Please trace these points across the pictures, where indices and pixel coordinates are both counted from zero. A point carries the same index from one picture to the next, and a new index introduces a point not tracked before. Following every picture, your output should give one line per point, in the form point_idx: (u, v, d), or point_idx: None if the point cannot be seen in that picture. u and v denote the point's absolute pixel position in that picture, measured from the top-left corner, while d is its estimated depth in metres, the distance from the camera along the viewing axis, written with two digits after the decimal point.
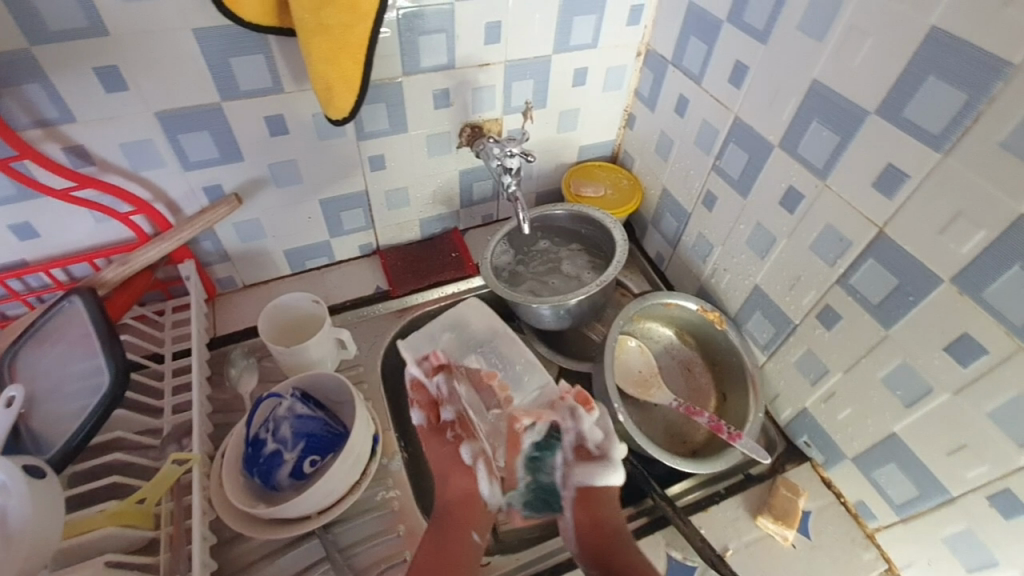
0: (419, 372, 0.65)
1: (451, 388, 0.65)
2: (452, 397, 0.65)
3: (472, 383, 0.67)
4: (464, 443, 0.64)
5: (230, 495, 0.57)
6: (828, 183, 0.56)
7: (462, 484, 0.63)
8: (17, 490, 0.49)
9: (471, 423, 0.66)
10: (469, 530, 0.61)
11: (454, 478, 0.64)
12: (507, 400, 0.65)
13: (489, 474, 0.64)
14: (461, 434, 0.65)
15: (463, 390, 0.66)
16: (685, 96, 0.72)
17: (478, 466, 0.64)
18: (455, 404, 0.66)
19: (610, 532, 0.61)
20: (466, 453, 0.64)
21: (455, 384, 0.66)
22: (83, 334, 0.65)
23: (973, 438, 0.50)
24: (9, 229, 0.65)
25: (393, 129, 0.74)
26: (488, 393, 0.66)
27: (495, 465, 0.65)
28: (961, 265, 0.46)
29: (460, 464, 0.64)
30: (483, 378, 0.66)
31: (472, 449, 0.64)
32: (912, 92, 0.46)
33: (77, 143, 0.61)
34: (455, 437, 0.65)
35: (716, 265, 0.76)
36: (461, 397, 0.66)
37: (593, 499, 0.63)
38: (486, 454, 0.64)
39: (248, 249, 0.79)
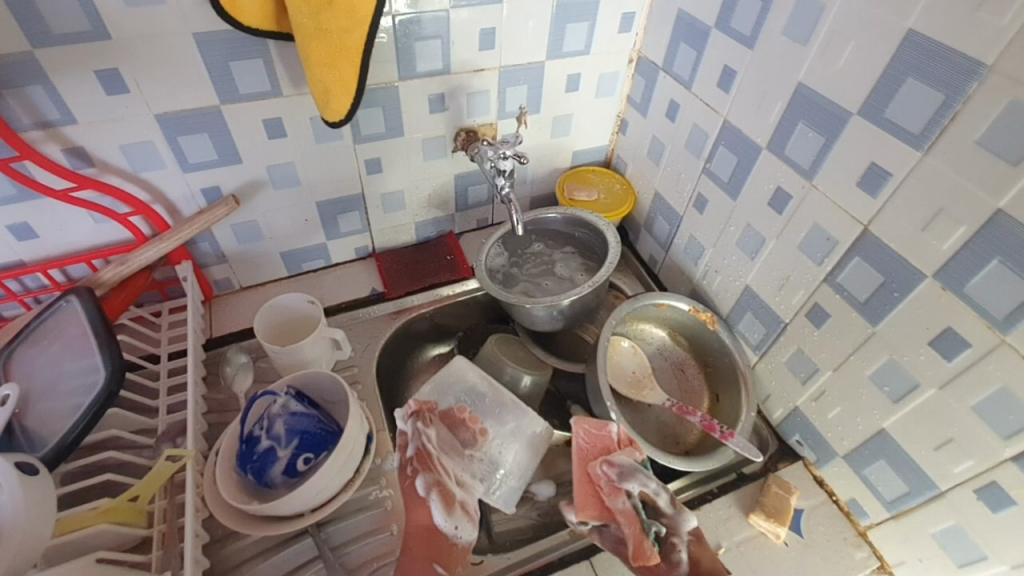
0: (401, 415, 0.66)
1: (418, 428, 0.64)
2: (418, 435, 0.64)
3: (444, 424, 0.66)
4: (419, 474, 0.62)
5: (223, 492, 0.57)
6: (814, 184, 0.57)
7: (420, 515, 0.61)
8: (9, 486, 0.49)
9: (432, 459, 0.63)
10: (430, 561, 0.58)
11: (412, 510, 0.61)
12: (484, 433, 0.65)
13: (444, 507, 0.60)
14: (418, 468, 0.62)
15: (433, 429, 0.65)
16: (676, 101, 0.74)
17: (431, 497, 0.60)
18: (418, 443, 0.64)
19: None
20: (420, 484, 0.61)
21: (421, 424, 0.64)
22: (79, 333, 0.65)
23: (959, 433, 0.51)
24: (7, 229, 0.65)
25: (389, 133, 0.75)
26: (462, 428, 0.66)
27: (451, 497, 0.61)
28: (943, 261, 0.47)
29: (415, 495, 0.61)
30: (457, 415, 0.66)
31: (426, 480, 0.61)
32: (892, 93, 0.47)
33: (77, 144, 0.62)
34: (412, 472, 0.62)
35: (707, 267, 0.77)
36: (427, 436, 0.64)
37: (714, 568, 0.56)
38: (441, 486, 0.61)
39: (245, 251, 0.80)
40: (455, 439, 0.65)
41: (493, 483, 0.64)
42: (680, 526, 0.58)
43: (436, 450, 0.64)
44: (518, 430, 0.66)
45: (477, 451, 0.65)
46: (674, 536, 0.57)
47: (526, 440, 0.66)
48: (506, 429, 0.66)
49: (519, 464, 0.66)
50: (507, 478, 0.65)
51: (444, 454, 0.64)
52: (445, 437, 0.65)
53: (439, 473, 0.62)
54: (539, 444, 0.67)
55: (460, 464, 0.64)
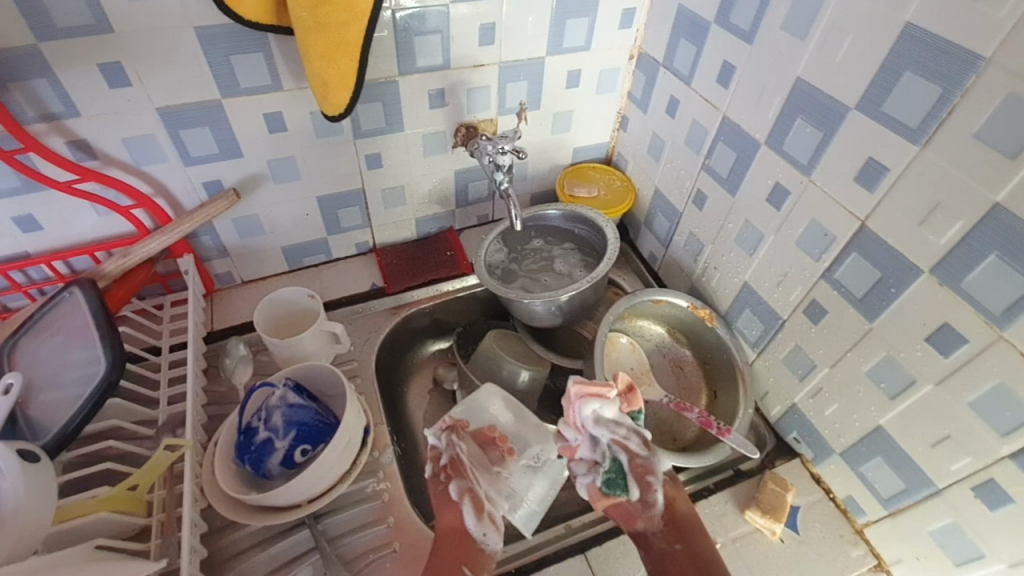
0: (433, 428, 0.63)
1: (452, 440, 0.61)
2: (452, 446, 0.61)
3: (477, 443, 0.62)
4: (452, 481, 0.58)
5: (221, 482, 0.57)
6: (812, 179, 0.57)
7: (449, 518, 0.56)
8: (10, 473, 0.50)
9: (464, 467, 0.59)
10: (459, 564, 0.53)
11: (441, 514, 0.57)
12: (513, 452, 0.63)
13: (477, 511, 0.56)
14: (451, 475, 0.58)
15: (465, 442, 0.61)
16: (676, 98, 0.74)
17: (465, 503, 0.56)
18: (450, 452, 0.60)
19: (687, 516, 0.56)
20: (452, 489, 0.57)
21: (454, 436, 0.61)
22: (82, 324, 0.66)
23: (956, 430, 0.51)
24: (12, 221, 0.66)
25: (389, 128, 0.75)
26: (492, 446, 0.62)
27: (484, 504, 0.57)
28: (941, 256, 0.47)
29: (447, 501, 0.57)
30: (488, 433, 0.63)
31: (459, 486, 0.57)
32: (890, 87, 0.47)
33: (81, 137, 0.62)
34: (445, 479, 0.58)
35: (707, 263, 0.77)
36: (461, 448, 0.61)
37: (683, 502, 0.58)
38: (474, 492, 0.57)
39: (246, 245, 0.81)
40: (484, 454, 0.62)
41: (515, 503, 0.62)
42: (652, 466, 0.56)
43: (469, 459, 0.60)
44: (541, 455, 0.64)
45: (504, 469, 0.61)
46: (649, 476, 0.55)
47: (546, 470, 0.65)
48: (531, 451, 0.64)
49: (540, 489, 0.65)
50: (530, 500, 0.63)
51: (476, 465, 0.60)
52: (477, 451, 0.62)
53: (471, 480, 0.58)
54: (555, 476, 0.66)
55: (487, 481, 0.60)
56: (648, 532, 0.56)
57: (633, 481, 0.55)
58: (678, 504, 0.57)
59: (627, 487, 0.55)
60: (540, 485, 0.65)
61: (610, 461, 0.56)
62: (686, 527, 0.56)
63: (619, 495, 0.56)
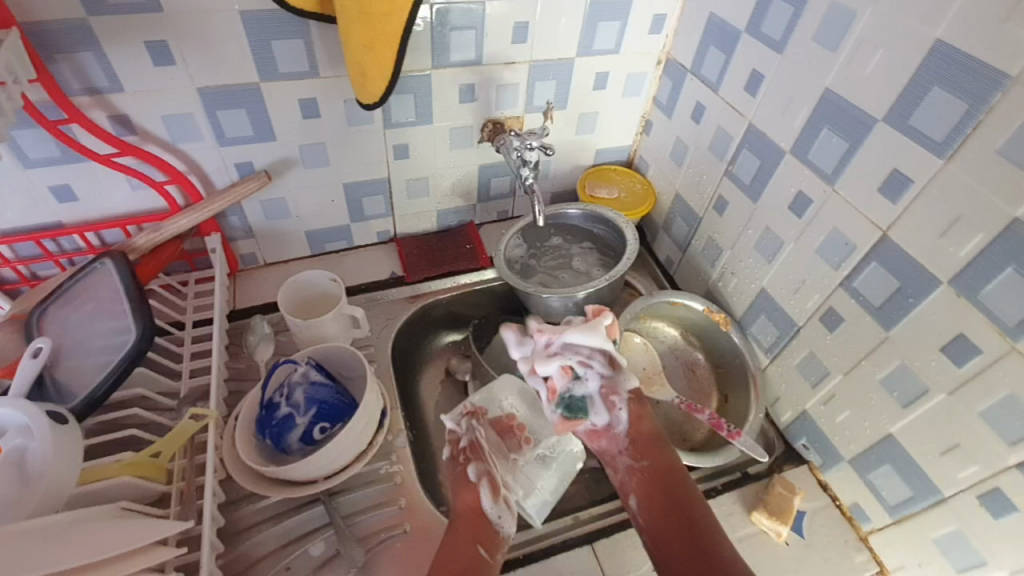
0: (453, 414, 0.67)
1: (471, 424, 0.65)
2: (471, 430, 0.64)
3: (494, 429, 0.67)
4: (470, 462, 0.61)
5: (241, 454, 0.59)
6: (835, 189, 0.58)
7: (466, 498, 0.59)
8: (40, 432, 0.51)
9: (482, 450, 0.63)
10: (473, 542, 0.55)
11: (459, 494, 0.59)
12: (528, 441, 0.67)
13: (492, 493, 0.59)
14: (469, 457, 0.61)
15: (483, 428, 0.66)
16: (702, 104, 0.75)
17: (482, 484, 0.59)
18: (469, 435, 0.64)
19: (653, 435, 0.62)
20: (471, 470, 0.60)
21: (473, 420, 0.65)
22: (111, 294, 0.67)
23: (965, 439, 0.52)
24: (49, 190, 0.68)
25: (418, 120, 0.77)
26: (509, 434, 0.66)
27: (499, 486, 0.60)
28: (960, 267, 0.48)
29: (464, 482, 0.60)
30: (506, 421, 0.67)
31: (477, 468, 0.60)
32: (917, 101, 0.48)
33: (122, 112, 0.64)
34: (463, 460, 0.62)
35: (724, 268, 0.78)
36: (480, 433, 0.65)
37: (649, 420, 0.63)
38: (491, 475, 0.60)
39: (272, 228, 0.82)
40: (504, 439, 0.66)
41: (528, 491, 0.64)
42: (622, 389, 0.63)
43: (486, 442, 0.64)
44: (557, 446, 0.67)
45: (519, 456, 0.66)
46: (614, 395, 0.63)
47: (560, 462, 0.67)
48: (548, 441, 0.67)
49: (552, 480, 0.66)
50: (541, 491, 0.65)
51: (492, 450, 0.64)
52: (494, 436, 0.66)
53: (488, 463, 0.61)
54: (569, 468, 0.68)
55: (504, 467, 0.64)
56: (614, 450, 0.62)
57: (601, 404, 0.63)
58: (643, 422, 0.63)
59: (589, 411, 0.63)
60: (552, 476, 0.66)
61: (582, 387, 0.62)
62: (650, 443, 0.61)
63: (583, 417, 0.63)
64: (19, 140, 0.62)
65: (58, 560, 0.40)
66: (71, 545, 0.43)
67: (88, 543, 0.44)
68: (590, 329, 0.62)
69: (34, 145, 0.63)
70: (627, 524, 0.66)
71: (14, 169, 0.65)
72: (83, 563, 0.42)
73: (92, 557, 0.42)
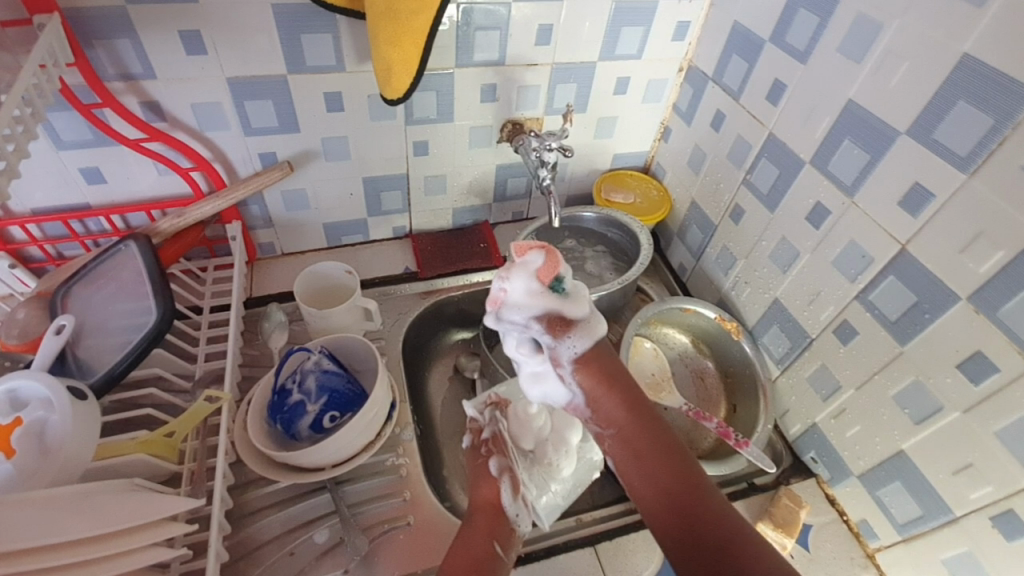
0: (478, 403, 0.68)
1: (495, 415, 0.65)
2: (494, 421, 0.65)
3: (520, 422, 0.65)
4: (493, 456, 0.61)
5: (253, 438, 0.60)
6: (855, 202, 0.58)
7: (485, 493, 0.58)
8: (60, 406, 0.52)
9: (504, 443, 0.63)
10: (490, 538, 0.54)
11: (478, 488, 0.59)
12: (554, 447, 0.65)
13: (512, 490, 0.58)
14: (492, 450, 0.62)
15: (507, 420, 0.65)
16: (722, 111, 0.75)
17: (503, 480, 0.59)
18: (492, 427, 0.64)
19: (616, 394, 0.55)
20: (492, 464, 0.60)
21: (497, 413, 0.66)
22: (134, 276, 0.69)
23: (979, 458, 0.51)
24: (79, 172, 0.70)
25: (439, 117, 0.78)
26: (535, 432, 0.65)
27: (520, 485, 0.59)
28: (979, 284, 0.48)
29: (485, 475, 0.60)
30: (528, 418, 0.65)
31: (499, 462, 0.60)
32: (942, 115, 0.48)
33: (154, 99, 0.66)
34: (485, 453, 0.62)
35: (737, 277, 0.78)
36: (504, 425, 0.65)
37: (607, 377, 0.56)
38: (512, 471, 0.60)
39: (291, 219, 0.84)
40: (529, 430, 0.65)
41: (543, 491, 0.64)
42: (567, 357, 0.57)
43: (510, 436, 0.64)
44: (581, 453, 0.67)
45: (540, 457, 0.64)
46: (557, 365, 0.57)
47: (580, 467, 0.67)
48: (574, 446, 0.66)
49: (567, 484, 0.66)
50: (554, 493, 0.65)
51: (515, 443, 0.64)
52: (519, 423, 0.65)
53: (510, 458, 0.61)
54: (584, 476, 0.68)
55: (523, 465, 0.63)
56: (584, 416, 0.58)
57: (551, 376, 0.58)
58: (600, 381, 0.56)
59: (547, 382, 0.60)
60: (570, 480, 0.66)
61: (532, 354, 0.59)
62: (613, 402, 0.55)
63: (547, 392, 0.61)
64: (54, 122, 0.64)
65: (73, 529, 0.42)
66: (81, 516, 0.44)
67: (103, 514, 0.45)
68: (520, 288, 0.57)
69: (68, 127, 0.65)
70: (629, 530, 0.66)
71: (47, 150, 0.67)
72: (96, 533, 0.43)
73: (106, 528, 0.44)
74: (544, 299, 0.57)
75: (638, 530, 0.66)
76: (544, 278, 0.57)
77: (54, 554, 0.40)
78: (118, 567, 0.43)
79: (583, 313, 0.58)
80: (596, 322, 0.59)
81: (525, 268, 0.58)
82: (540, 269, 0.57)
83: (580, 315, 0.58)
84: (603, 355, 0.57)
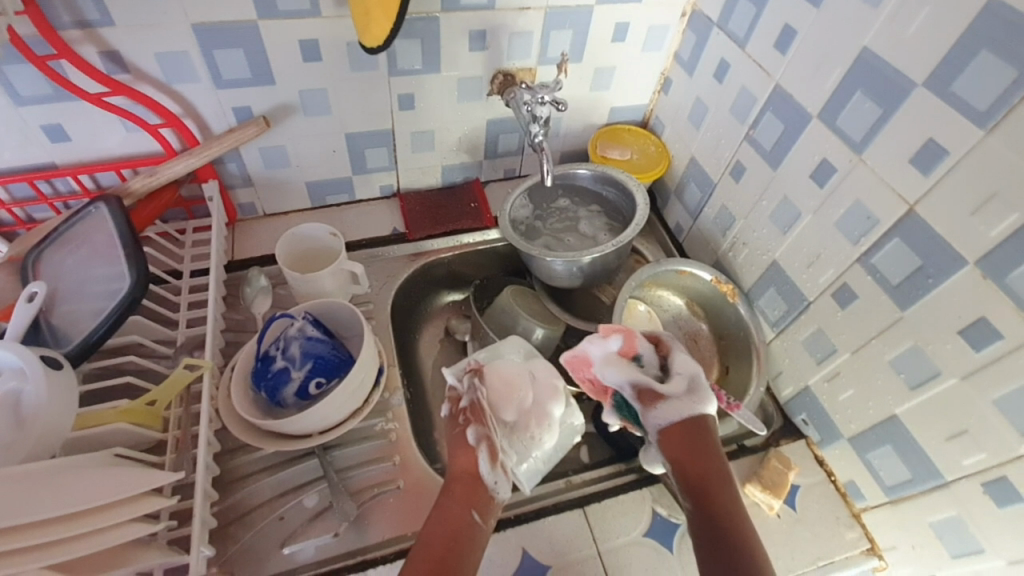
0: (458, 369, 0.65)
1: (474, 383, 0.63)
2: (473, 389, 0.62)
3: (502, 390, 0.62)
4: (470, 425, 0.60)
5: (237, 406, 0.58)
6: (863, 159, 0.55)
7: (463, 462, 0.58)
8: (34, 377, 0.51)
9: (483, 412, 0.61)
10: (468, 507, 0.56)
11: (457, 455, 0.59)
12: (539, 418, 0.62)
13: (490, 459, 0.58)
14: (470, 419, 0.60)
15: (487, 386, 0.63)
16: (726, 61, 0.70)
17: (481, 449, 0.59)
18: (471, 395, 0.62)
19: (707, 461, 0.56)
20: (470, 434, 0.59)
21: (476, 380, 0.63)
22: (106, 239, 0.66)
23: (974, 424, 0.50)
24: (41, 129, 0.65)
25: (425, 68, 0.73)
26: (517, 401, 0.62)
27: (498, 453, 0.59)
28: (989, 248, 0.46)
29: (462, 445, 0.60)
30: (511, 386, 0.63)
31: (477, 432, 0.59)
32: (963, 66, 0.45)
33: (114, 49, 0.61)
34: (463, 422, 0.61)
35: (735, 238, 0.75)
36: (483, 392, 0.62)
37: (697, 447, 0.56)
38: (491, 440, 0.59)
39: (271, 177, 0.80)
40: (510, 400, 0.62)
41: (524, 457, 0.62)
42: (653, 426, 0.58)
43: (489, 403, 0.61)
44: (564, 418, 0.66)
45: (520, 425, 0.62)
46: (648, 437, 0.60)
47: (562, 433, 0.66)
48: (556, 417, 0.63)
49: (547, 450, 0.64)
50: (536, 458, 0.63)
51: (495, 410, 0.61)
52: (500, 390, 0.62)
53: (489, 426, 0.60)
54: (565, 441, 0.67)
55: (502, 432, 0.61)
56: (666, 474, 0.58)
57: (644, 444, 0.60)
58: (691, 450, 0.56)
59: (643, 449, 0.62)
60: (553, 445, 0.64)
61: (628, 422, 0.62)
62: (698, 465, 0.55)
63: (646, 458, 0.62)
64: (8, 75, 0.59)
65: (39, 511, 0.41)
66: (41, 495, 0.42)
67: (77, 490, 0.44)
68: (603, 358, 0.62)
69: (23, 80, 0.60)
70: (619, 492, 0.66)
71: (4, 105, 0.62)
72: (61, 513, 0.42)
73: (72, 508, 0.43)
74: (628, 371, 0.60)
75: (627, 493, 0.66)
76: (627, 353, 0.62)
77: (11, 538, 0.40)
78: (81, 549, 0.43)
79: (675, 388, 0.59)
80: (694, 397, 0.59)
81: (608, 344, 0.63)
82: (624, 346, 0.63)
83: (670, 390, 0.59)
84: (702, 434, 0.57)
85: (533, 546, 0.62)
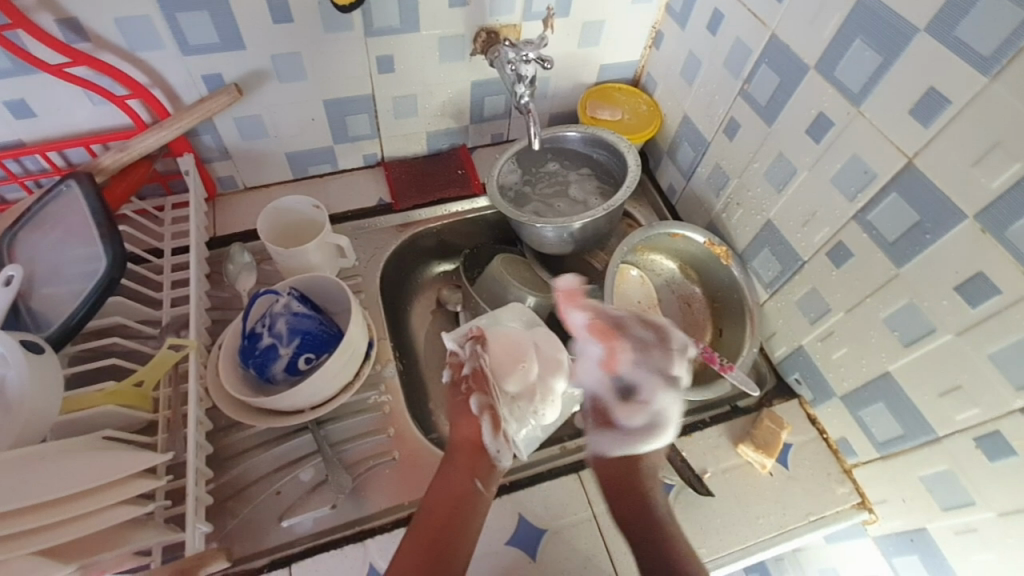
0: (459, 335, 0.65)
1: (475, 350, 0.63)
2: (475, 356, 0.63)
3: (504, 358, 0.62)
4: (473, 394, 0.61)
5: (226, 384, 0.58)
6: (861, 111, 0.53)
7: (466, 430, 0.60)
8: (14, 362, 0.49)
9: (486, 380, 0.61)
10: (471, 476, 0.57)
11: (460, 423, 0.61)
12: (541, 388, 0.61)
13: (493, 429, 0.59)
14: (472, 387, 0.62)
15: (489, 354, 0.62)
16: (720, 11, 0.67)
17: (483, 419, 0.60)
18: (474, 363, 0.63)
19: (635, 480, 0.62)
20: (474, 402, 0.61)
21: (477, 347, 0.63)
22: (80, 218, 0.63)
23: (969, 380, 0.50)
24: (3, 105, 0.62)
25: (403, 27, 0.69)
26: (518, 371, 0.61)
27: (501, 423, 0.60)
28: (990, 201, 0.44)
29: (465, 414, 0.61)
30: (513, 356, 0.61)
31: (482, 401, 0.61)
32: (967, 7, 0.42)
33: (72, 15, 0.57)
34: (466, 390, 0.62)
35: (729, 198, 0.74)
36: (484, 360, 0.62)
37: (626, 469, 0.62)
38: (493, 410, 0.60)
39: (249, 148, 0.77)
40: (513, 371, 0.61)
41: (524, 423, 0.62)
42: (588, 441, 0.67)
43: (492, 372, 0.61)
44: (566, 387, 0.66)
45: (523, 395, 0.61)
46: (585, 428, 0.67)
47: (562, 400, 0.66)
48: (558, 387, 0.62)
49: (548, 420, 0.63)
50: (537, 426, 0.63)
51: (499, 381, 0.61)
52: (501, 358, 0.62)
53: (492, 396, 0.61)
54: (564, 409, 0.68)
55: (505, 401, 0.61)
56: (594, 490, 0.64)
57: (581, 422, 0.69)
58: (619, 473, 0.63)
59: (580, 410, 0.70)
60: (555, 414, 0.64)
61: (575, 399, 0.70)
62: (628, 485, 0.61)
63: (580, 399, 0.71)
64: None
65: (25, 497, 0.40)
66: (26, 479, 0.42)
67: (68, 473, 0.44)
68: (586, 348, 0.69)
69: None
70: None
71: None
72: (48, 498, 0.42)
73: (60, 492, 0.42)
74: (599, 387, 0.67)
75: None
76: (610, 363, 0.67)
77: (5, 523, 0.39)
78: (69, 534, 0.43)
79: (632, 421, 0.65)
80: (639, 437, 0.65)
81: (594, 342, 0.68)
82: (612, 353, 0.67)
83: (626, 421, 0.66)
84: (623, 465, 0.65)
85: (530, 511, 0.62)
